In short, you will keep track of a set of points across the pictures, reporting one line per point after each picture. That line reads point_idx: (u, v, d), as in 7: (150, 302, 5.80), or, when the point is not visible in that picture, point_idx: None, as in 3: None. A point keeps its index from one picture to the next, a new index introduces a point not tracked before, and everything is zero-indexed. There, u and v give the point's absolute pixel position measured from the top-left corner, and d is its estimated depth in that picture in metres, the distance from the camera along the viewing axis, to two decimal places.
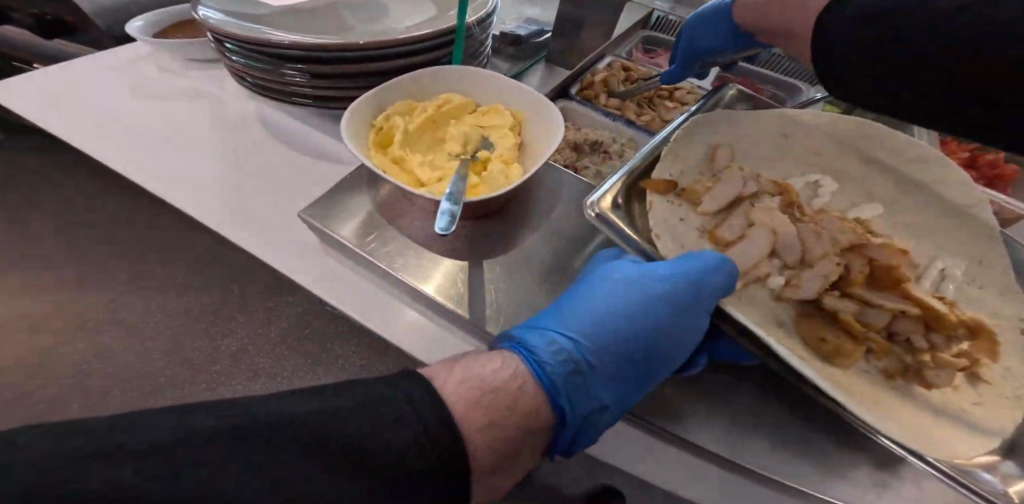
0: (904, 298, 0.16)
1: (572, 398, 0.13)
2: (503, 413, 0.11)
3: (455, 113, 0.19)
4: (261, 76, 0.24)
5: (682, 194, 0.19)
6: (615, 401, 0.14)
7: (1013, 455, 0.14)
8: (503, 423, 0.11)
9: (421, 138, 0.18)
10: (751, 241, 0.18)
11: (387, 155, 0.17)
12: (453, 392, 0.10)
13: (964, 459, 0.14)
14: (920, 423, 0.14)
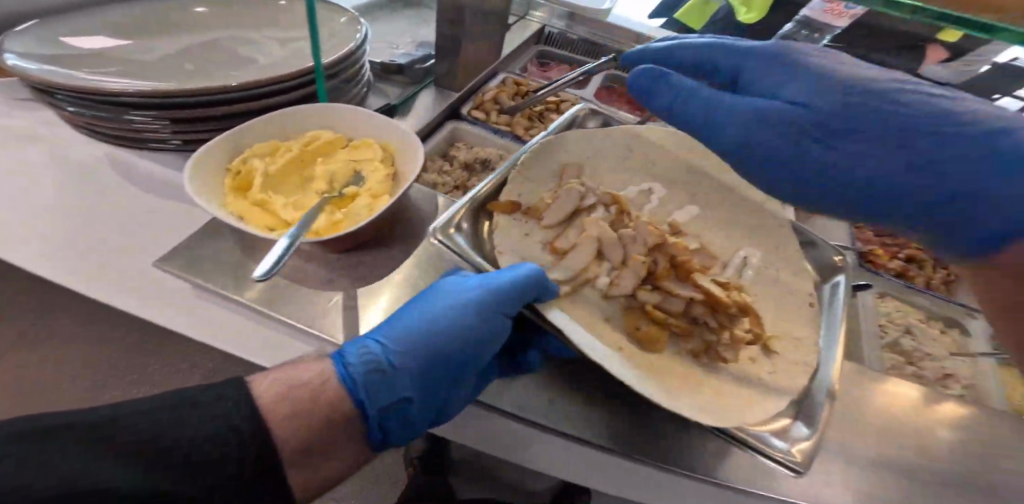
0: (695, 285, 0.23)
1: (379, 389, 0.18)
2: (313, 407, 0.16)
3: (320, 151, 0.27)
4: (109, 125, 0.32)
5: (527, 212, 0.27)
6: (419, 395, 0.19)
7: (806, 420, 0.21)
8: (315, 413, 0.16)
9: (278, 181, 0.25)
10: (580, 249, 0.25)
11: (249, 199, 0.24)
12: (266, 394, 0.15)
13: (757, 426, 0.20)
14: (727, 392, 0.20)
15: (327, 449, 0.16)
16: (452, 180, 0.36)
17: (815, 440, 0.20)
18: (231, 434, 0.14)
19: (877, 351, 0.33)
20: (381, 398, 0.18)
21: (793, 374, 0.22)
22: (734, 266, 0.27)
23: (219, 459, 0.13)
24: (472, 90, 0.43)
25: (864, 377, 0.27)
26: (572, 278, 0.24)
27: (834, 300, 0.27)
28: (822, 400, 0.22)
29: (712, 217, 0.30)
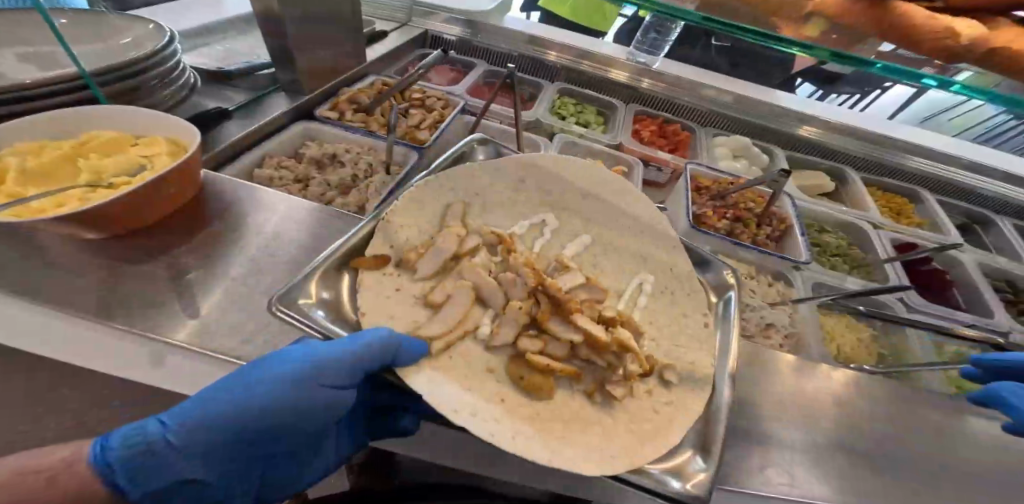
0: (575, 329, 0.60)
1: (141, 476, 0.41)
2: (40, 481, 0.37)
3: (115, 149, 0.72)
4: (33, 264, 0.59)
5: (403, 266, 0.65)
6: (190, 476, 0.44)
7: (704, 460, 0.49)
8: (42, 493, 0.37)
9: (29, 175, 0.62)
10: (461, 304, 0.62)
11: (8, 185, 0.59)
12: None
13: (666, 475, 0.47)
14: (635, 451, 0.50)
15: None
16: (434, 339, 0.57)
17: (705, 472, 0.47)
18: None
19: (647, 403, 0.58)
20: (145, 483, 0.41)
21: (664, 421, 0.55)
22: (624, 297, 0.70)
23: None
24: (435, 273, 0.67)
25: (647, 445, 0.52)
26: (469, 326, 0.61)
27: (719, 315, 0.67)
28: (708, 449, 0.51)
29: (610, 271, 0.75)
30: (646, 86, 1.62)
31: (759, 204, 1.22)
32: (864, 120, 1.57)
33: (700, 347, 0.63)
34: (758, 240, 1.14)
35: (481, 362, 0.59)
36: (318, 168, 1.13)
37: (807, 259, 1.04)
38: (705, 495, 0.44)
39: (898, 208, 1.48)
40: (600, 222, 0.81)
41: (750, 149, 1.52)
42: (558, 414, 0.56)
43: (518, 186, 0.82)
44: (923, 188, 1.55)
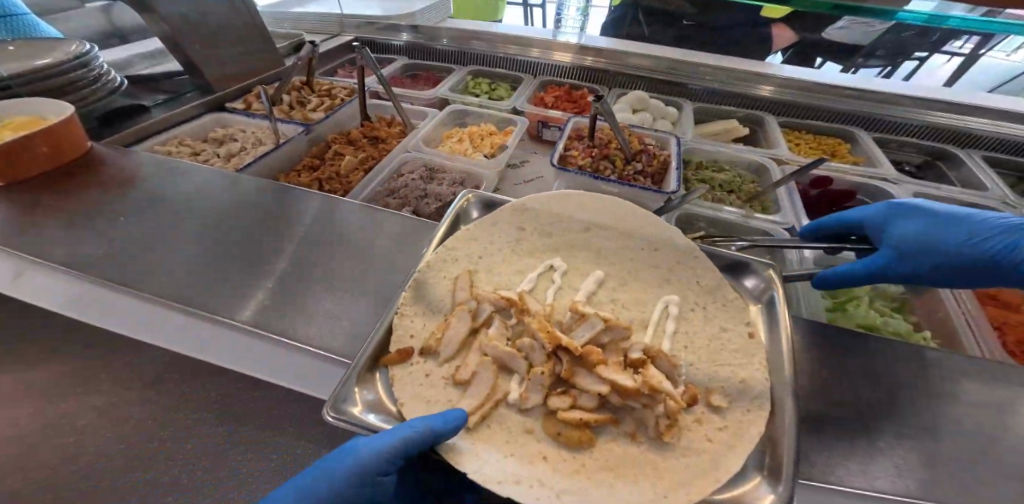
0: (604, 378, 0.53)
1: None
2: None
3: None
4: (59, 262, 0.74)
5: (425, 352, 0.59)
6: None
7: (771, 482, 0.44)
8: None
9: None
10: (482, 373, 0.56)
11: None
12: None
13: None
14: (699, 489, 0.45)
15: None
16: (468, 413, 0.52)
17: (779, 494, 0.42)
18: None
19: (699, 433, 0.54)
20: None
21: (723, 448, 0.50)
22: (652, 324, 0.66)
23: None
24: (454, 355, 0.60)
25: (706, 477, 0.47)
26: (496, 394, 0.54)
27: (760, 327, 0.63)
28: (775, 470, 0.45)
29: (632, 301, 0.70)
30: (571, 66, 1.78)
31: (633, 144, 1.20)
32: (833, 76, 1.58)
33: (752, 362, 0.58)
34: (624, 176, 1.11)
35: (516, 426, 0.53)
36: (220, 145, 1.31)
37: (675, 190, 1.04)
38: None
39: (832, 151, 1.48)
40: (616, 258, 0.76)
41: (652, 101, 1.50)
42: (612, 466, 0.49)
43: (519, 237, 0.78)
44: (866, 132, 1.53)
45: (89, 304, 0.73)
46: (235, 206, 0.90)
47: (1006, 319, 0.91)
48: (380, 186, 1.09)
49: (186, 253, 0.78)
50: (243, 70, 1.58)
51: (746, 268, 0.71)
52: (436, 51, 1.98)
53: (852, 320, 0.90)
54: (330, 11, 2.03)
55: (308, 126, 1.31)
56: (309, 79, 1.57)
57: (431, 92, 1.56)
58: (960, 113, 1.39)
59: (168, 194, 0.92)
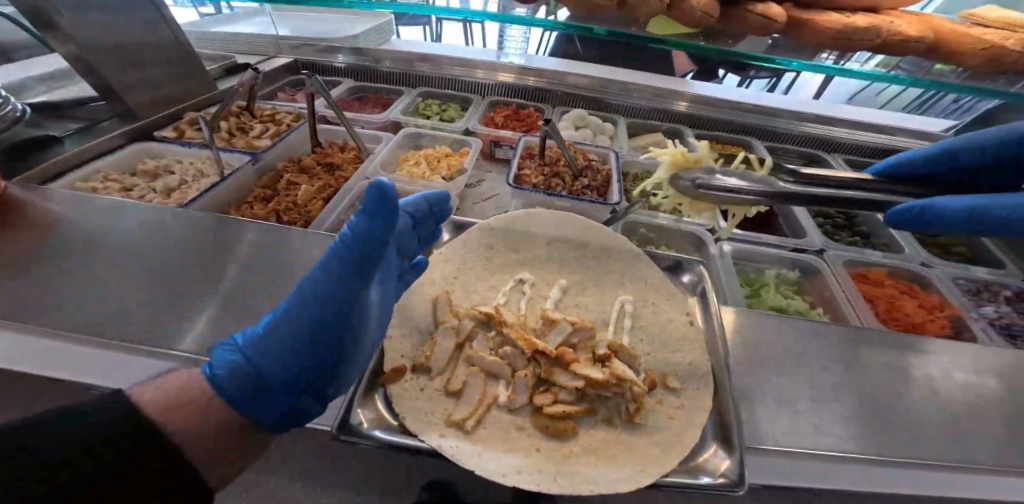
0: (579, 374, 0.61)
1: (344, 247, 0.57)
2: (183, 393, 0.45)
3: None
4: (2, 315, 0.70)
5: (418, 368, 0.64)
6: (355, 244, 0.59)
7: (727, 449, 0.54)
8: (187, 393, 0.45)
9: None
10: (472, 383, 0.61)
11: None
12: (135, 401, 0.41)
13: (699, 474, 0.52)
14: (667, 459, 0.54)
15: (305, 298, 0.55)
16: (465, 418, 0.58)
17: (731, 459, 0.52)
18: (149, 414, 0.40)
19: (662, 413, 0.63)
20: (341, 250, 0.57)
21: (682, 422, 0.60)
22: (613, 322, 0.76)
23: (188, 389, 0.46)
24: (444, 366, 0.65)
25: (674, 448, 0.56)
26: (485, 400, 0.60)
27: (698, 315, 0.75)
28: (729, 438, 0.55)
29: (592, 304, 0.80)
30: (514, 86, 1.89)
31: (578, 160, 1.33)
32: (737, 94, 1.86)
33: (696, 348, 0.70)
34: (574, 191, 1.23)
35: (509, 427, 0.59)
36: (155, 179, 1.22)
37: (618, 201, 1.17)
38: (740, 482, 0.49)
39: (738, 158, 1.73)
40: (575, 267, 0.86)
41: (591, 118, 1.65)
42: (595, 451, 0.57)
43: (488, 255, 0.84)
44: (760, 140, 1.81)
45: (51, 356, 0.72)
46: (195, 245, 0.89)
47: (874, 291, 1.14)
48: (344, 214, 1.11)
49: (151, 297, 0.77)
50: (171, 94, 1.48)
51: (681, 265, 0.84)
52: (381, 73, 2.00)
53: (764, 304, 1.08)
54: (264, 32, 1.97)
55: (255, 155, 1.27)
56: (248, 103, 1.50)
57: (381, 116, 1.58)
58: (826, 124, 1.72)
59: (112, 234, 0.88)
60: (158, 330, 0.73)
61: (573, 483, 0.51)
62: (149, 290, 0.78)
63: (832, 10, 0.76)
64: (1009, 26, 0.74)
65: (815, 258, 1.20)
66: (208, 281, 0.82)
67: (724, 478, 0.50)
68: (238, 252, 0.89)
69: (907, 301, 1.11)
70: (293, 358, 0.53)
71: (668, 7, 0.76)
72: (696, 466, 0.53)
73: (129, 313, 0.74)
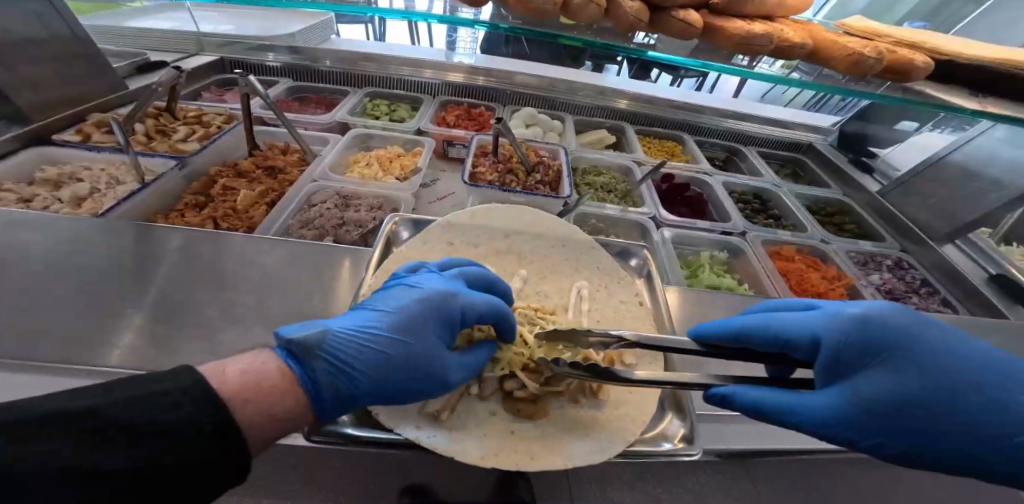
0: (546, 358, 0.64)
1: (444, 308, 0.61)
2: (261, 382, 0.45)
3: None
4: None
5: None
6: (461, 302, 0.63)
7: (681, 415, 0.62)
8: (262, 384, 0.45)
9: None
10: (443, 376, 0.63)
11: None
12: (220, 377, 0.43)
13: (659, 440, 0.59)
14: (630, 426, 0.60)
15: (394, 345, 0.56)
16: (439, 409, 0.59)
17: (686, 426, 0.60)
18: (187, 405, 0.38)
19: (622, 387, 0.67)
20: (444, 311, 0.61)
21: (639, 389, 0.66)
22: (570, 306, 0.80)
23: (241, 401, 0.42)
24: None
25: (637, 416, 0.61)
26: (455, 392, 0.62)
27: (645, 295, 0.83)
28: (682, 405, 0.63)
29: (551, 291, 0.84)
30: (463, 86, 1.91)
31: (530, 157, 1.37)
32: (669, 94, 2.02)
33: (645, 325, 0.75)
34: (528, 187, 1.28)
35: (483, 413, 0.61)
36: (58, 189, 1.08)
37: (570, 195, 1.22)
38: (695, 445, 0.57)
39: (672, 152, 1.88)
40: (532, 257, 0.87)
41: (540, 116, 1.71)
42: (567, 428, 0.60)
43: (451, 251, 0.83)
44: (689, 135, 1.98)
45: None
46: (124, 257, 0.81)
47: (788, 267, 1.31)
48: (293, 219, 1.06)
49: (78, 317, 0.70)
50: (73, 94, 1.31)
51: (628, 251, 0.91)
52: (321, 71, 1.91)
53: (702, 283, 1.19)
54: (183, 27, 1.80)
55: (181, 159, 1.17)
56: (170, 105, 1.37)
57: (326, 117, 1.52)
58: (743, 120, 1.94)
59: (21, 252, 0.78)
60: (95, 351, 0.66)
61: (548, 462, 0.55)
62: (75, 308, 0.71)
63: (738, 17, 0.87)
64: (868, 38, 0.91)
65: (740, 240, 1.35)
66: (147, 297, 0.76)
67: (683, 444, 0.57)
68: (179, 264, 0.82)
69: (815, 275, 1.29)
70: (372, 402, 0.54)
71: (604, 11, 0.82)
72: (655, 434, 0.60)
73: (58, 339, 0.67)
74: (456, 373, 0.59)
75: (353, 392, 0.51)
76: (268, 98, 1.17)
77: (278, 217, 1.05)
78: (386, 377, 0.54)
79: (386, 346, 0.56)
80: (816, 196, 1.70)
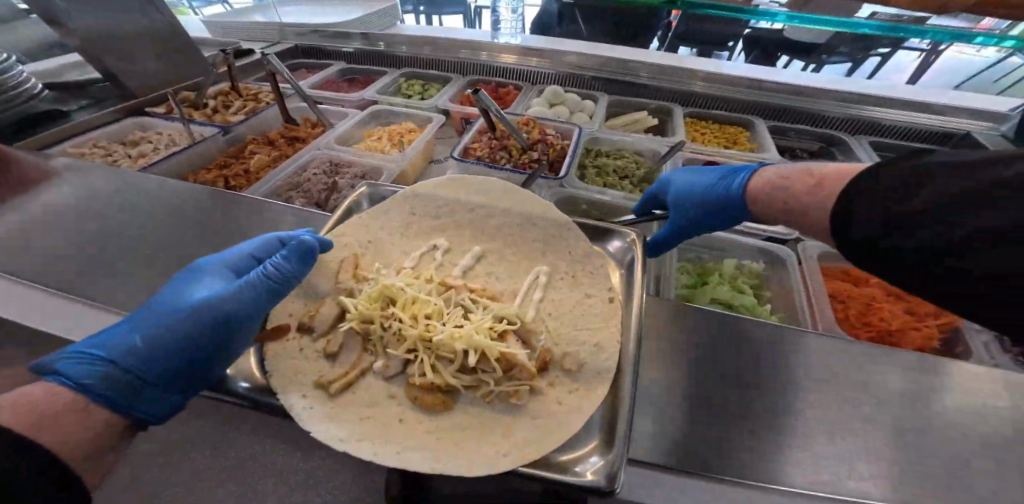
0: (458, 346, 0.56)
1: (197, 273, 0.60)
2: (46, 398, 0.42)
3: None
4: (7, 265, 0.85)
5: (302, 328, 0.63)
6: (216, 265, 0.62)
7: (606, 445, 0.47)
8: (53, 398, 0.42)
9: None
10: (349, 351, 0.60)
11: None
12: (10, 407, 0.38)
13: (570, 467, 0.46)
14: (541, 444, 0.50)
15: (170, 314, 0.54)
16: (331, 382, 0.55)
17: (608, 459, 0.46)
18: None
19: (550, 397, 0.57)
20: (199, 276, 0.60)
21: (567, 403, 0.55)
22: (530, 289, 0.70)
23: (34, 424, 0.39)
24: (332, 324, 0.63)
25: (550, 436, 0.50)
26: (357, 369, 0.58)
27: (622, 284, 0.66)
28: (615, 432, 0.48)
29: (511, 272, 0.73)
30: (513, 64, 1.83)
31: (532, 135, 1.33)
32: (749, 69, 1.70)
33: (610, 326, 0.61)
34: (520, 164, 1.24)
35: (381, 396, 0.57)
36: (134, 147, 1.33)
37: (563, 175, 1.16)
38: (615, 484, 0.43)
39: (734, 139, 1.59)
40: (493, 235, 0.78)
41: (567, 96, 1.64)
42: (470, 431, 0.53)
43: (409, 222, 0.79)
44: (764, 120, 1.66)
45: (36, 302, 0.84)
46: (158, 211, 0.96)
47: (851, 291, 1.00)
48: (282, 180, 1.20)
49: (116, 258, 0.87)
50: (175, 79, 1.59)
51: (612, 233, 0.72)
52: (377, 54, 2.00)
53: (705, 296, 0.98)
54: (272, 21, 2.05)
55: (224, 127, 1.38)
56: (235, 84, 1.60)
57: (358, 95, 1.66)
58: (854, 104, 1.49)
59: (96, 203, 0.99)
60: (117, 286, 0.81)
61: (425, 465, 0.48)
62: (113, 250, 0.88)
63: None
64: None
65: (789, 251, 1.04)
66: (167, 247, 0.89)
67: (592, 477, 0.44)
68: (199, 223, 0.95)
69: (891, 307, 0.97)
70: (181, 371, 0.52)
71: None
72: (568, 460, 0.47)
73: (100, 274, 0.84)
74: (241, 300, 0.57)
75: (140, 379, 0.49)
76: (289, 78, 1.34)
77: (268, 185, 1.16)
78: (165, 355, 0.51)
79: (161, 321, 0.53)
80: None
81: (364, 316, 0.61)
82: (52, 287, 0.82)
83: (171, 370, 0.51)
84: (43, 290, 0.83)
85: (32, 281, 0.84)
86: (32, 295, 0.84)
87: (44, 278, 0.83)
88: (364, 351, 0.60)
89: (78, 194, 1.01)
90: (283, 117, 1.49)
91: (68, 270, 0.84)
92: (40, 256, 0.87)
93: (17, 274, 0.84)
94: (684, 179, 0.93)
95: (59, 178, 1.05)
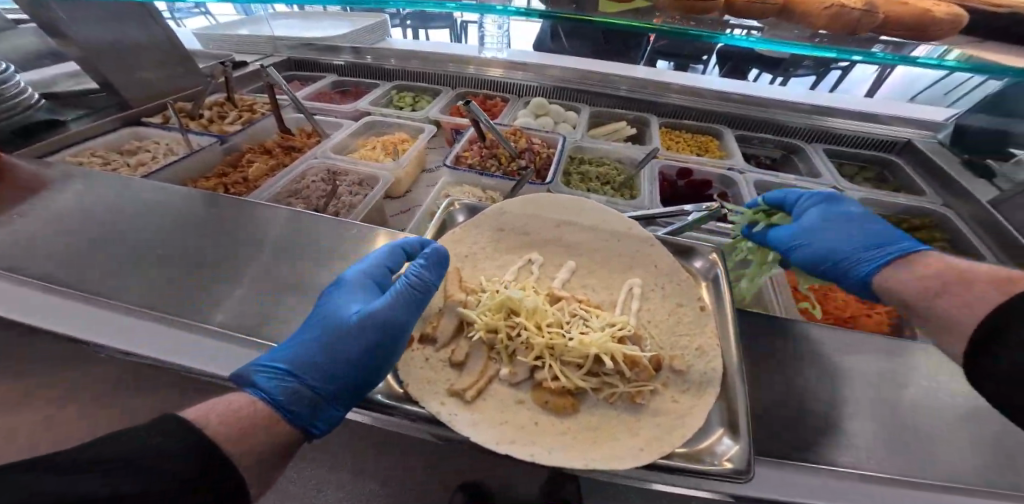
0: (584, 351, 0.61)
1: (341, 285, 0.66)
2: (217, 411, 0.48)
3: None
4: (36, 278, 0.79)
5: (427, 340, 0.67)
6: (355, 274, 0.67)
7: (733, 435, 0.53)
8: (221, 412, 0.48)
9: None
10: (475, 360, 0.64)
11: None
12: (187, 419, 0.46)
13: (706, 459, 0.51)
14: (670, 439, 0.54)
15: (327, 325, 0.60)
16: (464, 389, 0.59)
17: (739, 447, 0.51)
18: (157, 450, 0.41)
19: (666, 397, 0.62)
20: (344, 286, 0.65)
21: (682, 400, 0.61)
22: (626, 296, 0.76)
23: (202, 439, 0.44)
24: (452, 335, 0.66)
25: (679, 431, 0.55)
26: (487, 378, 0.61)
27: (715, 295, 0.73)
28: (738, 425, 0.54)
29: (600, 283, 0.79)
30: (508, 78, 1.88)
31: (520, 143, 1.38)
32: (736, 83, 1.86)
33: (706, 332, 0.68)
34: (509, 172, 1.29)
35: (511, 401, 0.60)
36: (132, 156, 1.26)
37: (551, 181, 1.24)
38: (750, 469, 0.48)
39: (705, 147, 1.71)
40: (584, 249, 0.83)
41: (552, 107, 1.69)
42: (601, 428, 0.57)
43: (498, 238, 0.83)
44: (732, 130, 1.78)
45: (63, 314, 0.77)
46: (199, 225, 0.92)
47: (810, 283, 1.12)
48: (281, 187, 1.17)
49: (159, 272, 0.82)
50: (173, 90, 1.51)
51: (696, 250, 0.80)
52: (374, 67, 1.98)
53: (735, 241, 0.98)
54: (262, 33, 1.99)
55: (222, 137, 1.33)
56: (230, 95, 1.53)
57: (350, 106, 1.64)
58: (831, 115, 1.65)
59: (125, 216, 0.93)
60: (169, 300, 0.77)
61: (573, 461, 0.51)
62: (156, 263, 0.83)
63: None
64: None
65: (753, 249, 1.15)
66: (214, 259, 0.85)
67: (730, 464, 0.49)
68: (247, 234, 0.91)
69: (843, 295, 1.09)
70: (342, 380, 0.57)
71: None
72: (701, 453, 0.52)
73: (143, 290, 0.79)
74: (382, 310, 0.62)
75: (309, 388, 0.55)
76: (286, 87, 1.31)
77: (269, 191, 1.14)
78: (327, 366, 0.57)
79: (321, 333, 0.60)
80: (898, 206, 1.43)
81: (487, 329, 0.64)
82: (90, 305, 0.77)
83: (331, 379, 0.57)
84: (77, 303, 0.77)
85: (66, 300, 0.78)
86: (60, 311, 0.77)
87: (81, 295, 0.78)
88: (491, 360, 0.64)
89: (103, 206, 0.95)
90: (279, 126, 1.46)
91: (108, 279, 0.80)
92: (69, 273, 0.81)
93: (44, 279, 0.79)
94: (835, 212, 0.84)
95: (70, 191, 0.98)
